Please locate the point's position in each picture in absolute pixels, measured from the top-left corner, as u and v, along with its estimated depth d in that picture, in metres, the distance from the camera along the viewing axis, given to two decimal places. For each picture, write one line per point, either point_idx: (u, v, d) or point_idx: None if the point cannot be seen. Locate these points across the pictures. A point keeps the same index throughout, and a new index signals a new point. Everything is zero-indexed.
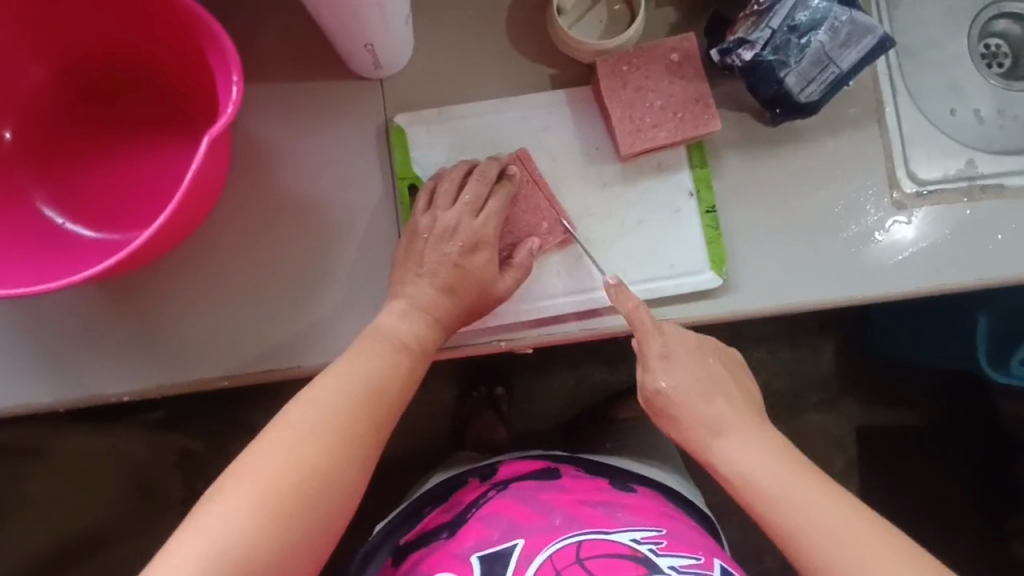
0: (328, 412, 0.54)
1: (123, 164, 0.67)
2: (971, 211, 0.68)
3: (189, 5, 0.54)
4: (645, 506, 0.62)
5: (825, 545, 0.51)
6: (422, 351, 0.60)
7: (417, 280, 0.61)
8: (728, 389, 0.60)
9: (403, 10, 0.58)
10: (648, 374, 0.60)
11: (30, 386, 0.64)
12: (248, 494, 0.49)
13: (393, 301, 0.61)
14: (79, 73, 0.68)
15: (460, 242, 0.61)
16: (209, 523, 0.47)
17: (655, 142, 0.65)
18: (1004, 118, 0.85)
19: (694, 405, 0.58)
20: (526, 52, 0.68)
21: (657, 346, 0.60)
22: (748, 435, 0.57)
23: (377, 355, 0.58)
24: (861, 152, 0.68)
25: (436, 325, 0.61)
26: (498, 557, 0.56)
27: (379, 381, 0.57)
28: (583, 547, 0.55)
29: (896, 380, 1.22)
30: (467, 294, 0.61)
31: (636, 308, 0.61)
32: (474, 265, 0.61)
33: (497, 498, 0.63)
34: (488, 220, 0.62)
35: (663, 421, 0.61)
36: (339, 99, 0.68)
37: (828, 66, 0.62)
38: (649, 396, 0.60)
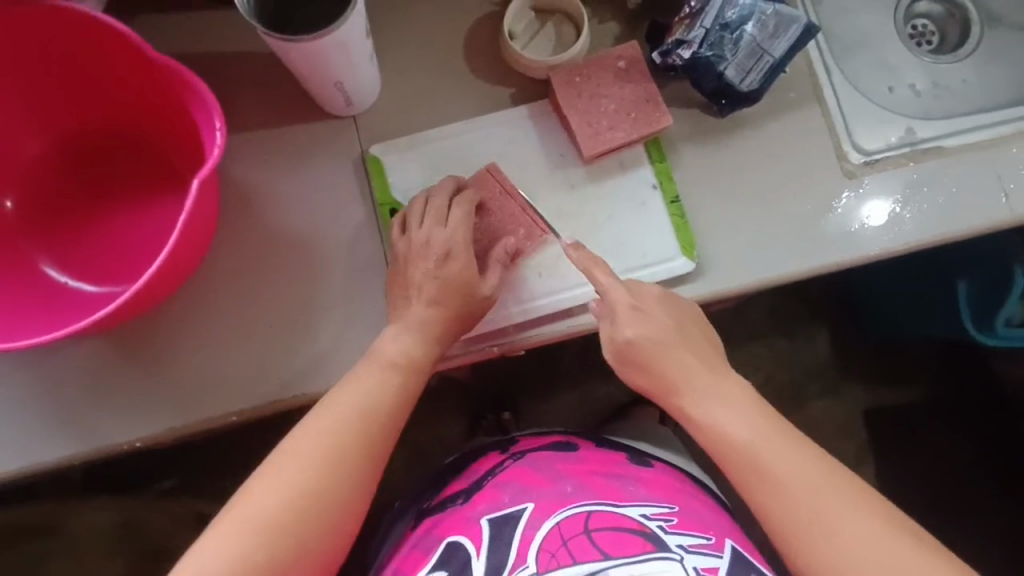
0: (320, 442, 0.57)
1: (119, 219, 0.71)
2: (917, 174, 0.73)
3: (167, 62, 0.59)
4: (660, 482, 0.64)
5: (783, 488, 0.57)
6: (414, 367, 0.63)
7: (408, 301, 0.64)
8: (696, 343, 0.64)
9: (367, 49, 0.63)
10: (617, 327, 0.63)
11: (45, 444, 0.66)
12: (246, 524, 0.52)
13: (389, 326, 0.64)
14: (71, 142, 0.72)
15: (435, 253, 0.65)
16: (210, 551, 0.51)
17: (614, 143, 0.70)
18: (939, 89, 0.91)
19: (663, 354, 0.62)
20: (485, 76, 0.74)
21: (629, 302, 0.63)
22: (716, 386, 0.62)
23: (367, 380, 0.61)
24: (807, 131, 0.73)
25: (430, 343, 0.64)
26: (507, 519, 0.59)
27: (369, 407, 0.59)
28: (591, 517, 0.57)
29: (886, 354, 1.25)
30: (454, 299, 0.64)
31: (601, 271, 0.65)
32: (455, 274, 0.64)
33: (513, 467, 0.65)
34: (458, 231, 0.66)
35: (631, 368, 0.64)
36: (316, 138, 0.72)
37: (762, 56, 0.68)
38: (618, 347, 0.64)
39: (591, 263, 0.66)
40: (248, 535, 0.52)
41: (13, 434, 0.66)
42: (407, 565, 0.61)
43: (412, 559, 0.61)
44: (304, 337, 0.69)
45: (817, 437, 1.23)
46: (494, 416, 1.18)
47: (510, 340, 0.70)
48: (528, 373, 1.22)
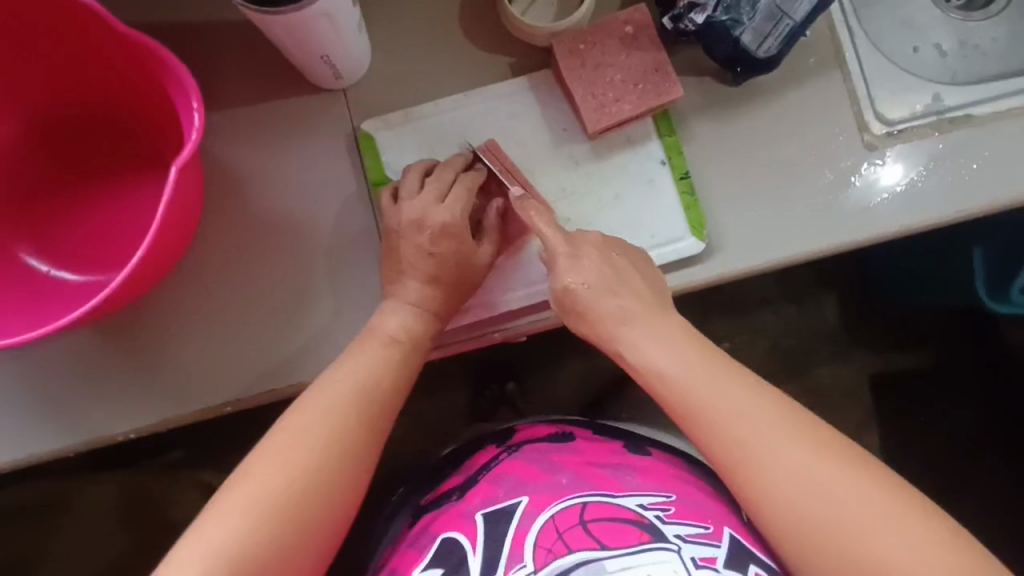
0: (325, 416, 0.53)
1: (102, 205, 0.68)
2: (943, 144, 0.68)
3: (139, 38, 0.54)
4: (657, 470, 0.63)
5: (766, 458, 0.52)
6: (413, 343, 0.60)
7: (403, 271, 0.61)
8: (638, 286, 0.60)
9: (354, 19, 0.58)
10: (556, 274, 0.60)
11: (36, 435, 0.65)
12: (252, 500, 0.48)
13: (386, 301, 0.61)
14: (44, 123, 0.68)
15: (430, 231, 0.61)
16: (212, 531, 0.47)
17: (621, 116, 0.65)
18: (967, 49, 0.85)
19: (601, 299, 0.59)
20: (483, 44, 0.69)
21: (564, 247, 0.60)
22: (658, 327, 0.58)
23: (368, 356, 0.58)
24: (826, 99, 0.69)
25: (428, 316, 0.61)
26: (502, 514, 0.58)
27: (374, 381, 0.56)
28: (588, 508, 0.56)
29: (897, 323, 1.22)
30: (450, 284, 0.62)
31: (540, 218, 0.61)
32: (449, 249, 0.61)
33: (508, 460, 0.64)
34: (457, 205, 0.62)
35: (574, 319, 0.61)
36: (304, 114, 0.68)
37: (782, 19, 0.62)
38: (559, 296, 0.60)
39: (532, 212, 0.62)
40: (252, 513, 0.48)
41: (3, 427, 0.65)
42: (402, 564, 0.60)
43: (407, 558, 0.60)
44: (297, 325, 0.67)
45: (823, 407, 1.21)
46: (498, 386, 1.18)
47: (514, 325, 0.68)
48: (531, 346, 1.20)
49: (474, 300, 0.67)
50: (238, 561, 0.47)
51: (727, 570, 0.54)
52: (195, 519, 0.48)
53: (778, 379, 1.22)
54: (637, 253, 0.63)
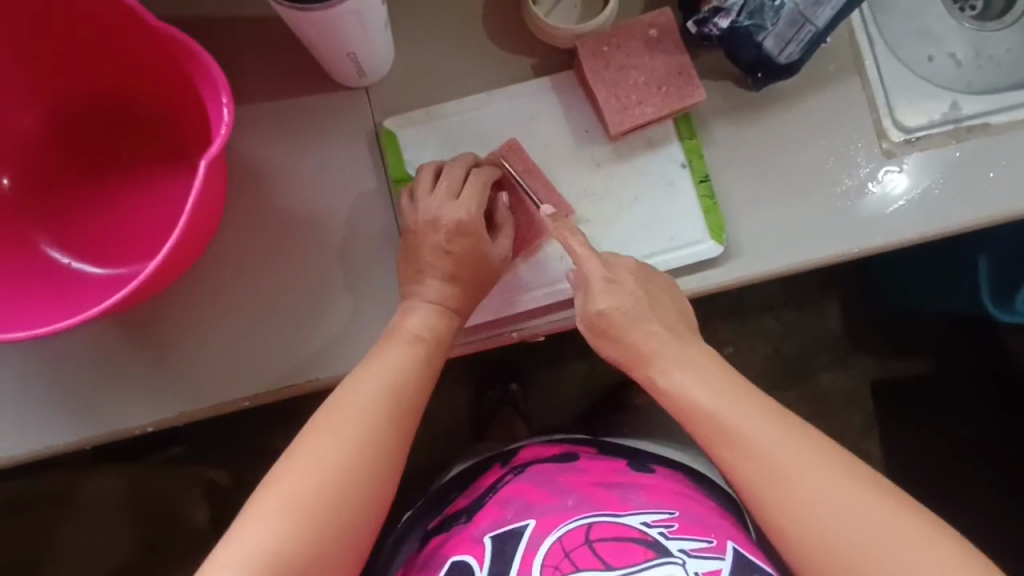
0: (354, 418, 0.53)
1: (123, 197, 0.68)
2: (959, 153, 0.69)
3: (170, 34, 0.55)
4: (662, 489, 0.63)
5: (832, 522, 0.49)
6: (437, 342, 0.60)
7: (422, 270, 0.61)
8: (665, 309, 0.60)
9: (381, 17, 0.58)
10: (590, 298, 0.60)
11: (53, 427, 0.65)
12: (287, 503, 0.48)
13: (408, 302, 0.61)
14: (67, 117, 0.69)
15: (444, 229, 0.61)
16: (250, 536, 0.47)
17: (643, 119, 0.66)
18: (981, 59, 0.86)
19: (634, 325, 0.59)
20: (506, 45, 0.69)
21: (601, 273, 0.60)
22: (690, 357, 0.57)
23: (395, 358, 0.57)
24: (845, 106, 0.69)
25: (449, 314, 0.61)
26: (511, 536, 0.58)
27: (400, 381, 0.56)
28: (594, 528, 0.56)
29: (903, 330, 1.22)
30: (470, 282, 0.62)
31: (574, 237, 0.62)
32: (468, 248, 0.61)
33: (514, 481, 0.65)
34: (471, 201, 0.62)
35: (605, 344, 0.61)
36: (326, 110, 0.68)
37: (804, 25, 0.62)
38: (589, 319, 0.60)
39: (566, 232, 0.62)
40: (286, 520, 0.48)
41: (15, 418, 0.65)
42: None
43: None
44: (313, 322, 0.67)
45: (828, 412, 1.22)
46: (502, 386, 1.18)
47: (532, 324, 0.68)
48: (539, 348, 1.20)
49: (489, 299, 0.67)
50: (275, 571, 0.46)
51: None
52: (231, 525, 0.48)
53: (781, 383, 1.22)
54: (667, 283, 0.64)
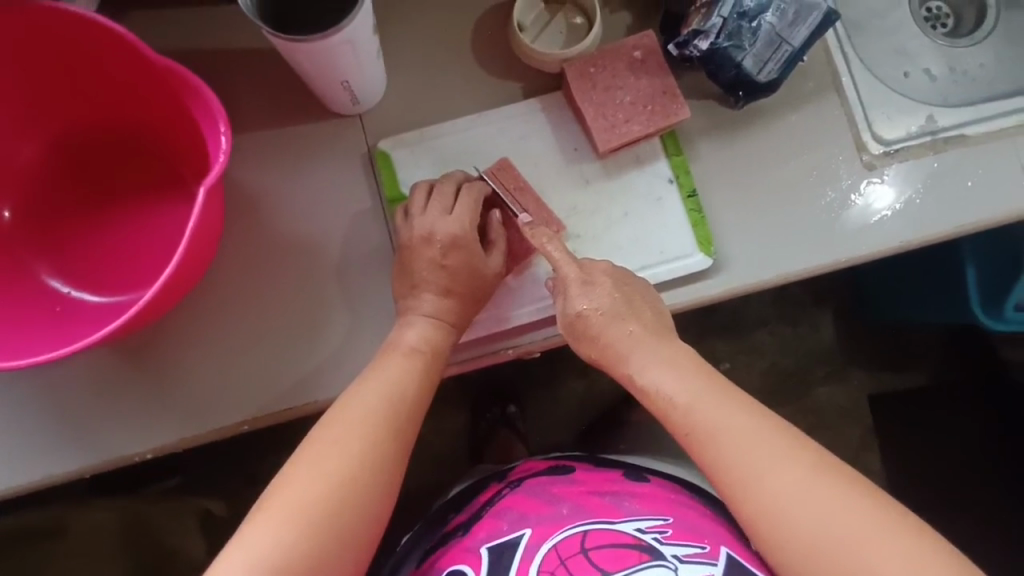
0: (354, 425, 0.54)
1: (123, 225, 0.69)
2: (938, 164, 0.71)
3: (169, 65, 0.56)
4: (655, 495, 0.63)
5: (808, 525, 0.50)
6: (434, 356, 0.61)
7: (417, 285, 0.62)
8: (638, 305, 0.62)
9: (374, 47, 0.60)
10: (569, 299, 0.62)
11: (52, 457, 0.65)
12: (291, 510, 0.49)
13: (404, 317, 0.62)
14: (67, 149, 0.70)
15: (439, 244, 0.62)
16: (257, 541, 0.47)
17: (630, 136, 0.68)
18: (955, 74, 0.89)
19: (611, 325, 0.60)
20: (495, 70, 0.72)
21: (575, 274, 0.62)
22: (664, 354, 0.59)
23: (393, 368, 0.58)
24: (825, 121, 0.72)
25: (444, 328, 0.62)
26: (506, 547, 0.59)
27: (400, 390, 0.57)
28: (588, 536, 0.58)
29: (896, 341, 1.24)
30: (465, 295, 0.63)
31: (552, 245, 0.63)
32: (461, 262, 0.63)
33: (510, 494, 0.65)
34: (465, 216, 0.63)
35: (585, 343, 0.62)
36: (321, 137, 0.70)
37: (781, 45, 0.66)
38: (571, 321, 0.62)
39: (544, 239, 0.64)
40: (289, 535, 0.48)
41: (13, 450, 0.65)
42: None
43: None
44: (310, 346, 0.67)
45: (825, 425, 1.22)
46: (500, 408, 1.17)
47: (528, 340, 0.69)
48: (537, 369, 1.21)
49: (483, 315, 0.68)
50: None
51: None
52: (235, 533, 0.48)
53: (778, 397, 1.23)
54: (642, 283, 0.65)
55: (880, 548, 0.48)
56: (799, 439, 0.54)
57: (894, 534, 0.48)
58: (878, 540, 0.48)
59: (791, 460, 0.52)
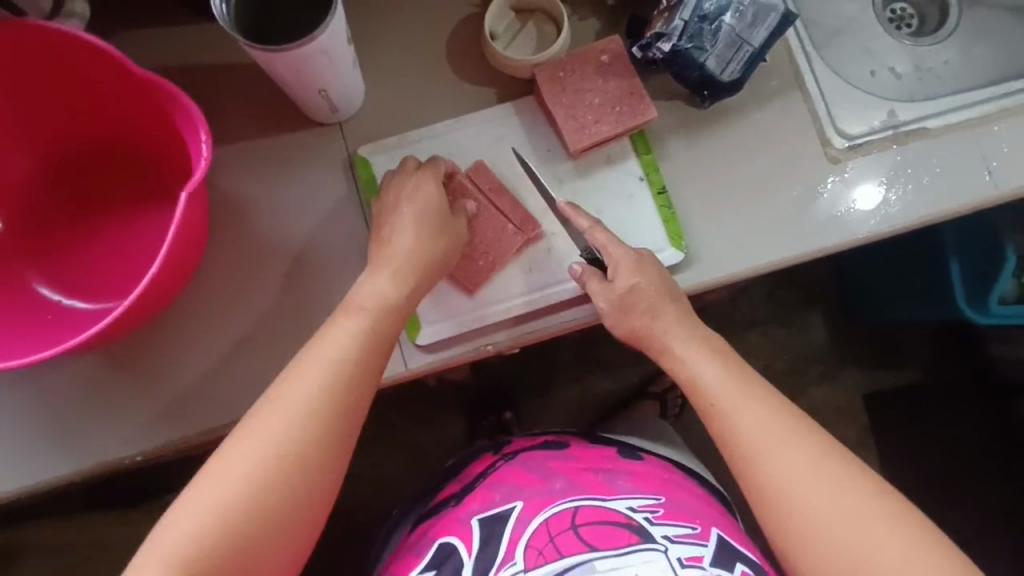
0: (299, 397, 0.56)
1: (112, 234, 0.71)
2: (900, 156, 0.73)
3: (151, 77, 0.59)
4: (649, 475, 0.65)
5: (811, 495, 0.55)
6: (388, 318, 0.62)
7: (387, 243, 0.64)
8: (677, 292, 0.66)
9: (348, 56, 0.63)
10: (619, 272, 0.65)
11: (44, 462, 0.67)
12: (236, 479, 0.53)
13: (368, 273, 0.63)
14: (58, 163, 0.73)
15: (410, 201, 0.65)
16: (202, 503, 0.52)
17: (599, 136, 0.70)
18: (920, 71, 0.92)
19: (659, 300, 0.65)
20: (469, 77, 0.74)
21: (630, 258, 0.65)
22: (699, 334, 0.64)
23: (346, 334, 0.60)
24: (790, 118, 0.74)
25: (405, 284, 0.63)
26: (498, 518, 0.60)
27: (347, 356, 0.59)
28: (579, 512, 0.59)
29: (882, 337, 1.25)
30: (428, 246, 0.64)
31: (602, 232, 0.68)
32: (423, 208, 0.65)
33: (504, 467, 0.66)
34: (428, 179, 0.66)
35: (627, 317, 0.65)
36: (303, 145, 0.73)
37: (742, 46, 0.68)
38: (621, 296, 0.65)
39: (593, 225, 0.68)
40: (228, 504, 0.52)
41: (7, 456, 0.66)
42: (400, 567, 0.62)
43: (404, 561, 0.62)
44: (298, 347, 0.69)
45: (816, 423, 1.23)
46: (495, 416, 1.18)
47: (509, 336, 0.70)
48: (529, 374, 1.23)
49: (463, 313, 0.70)
50: (209, 548, 0.51)
51: (714, 569, 0.56)
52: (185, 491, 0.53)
53: None
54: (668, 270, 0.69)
55: (870, 521, 0.53)
56: (809, 422, 0.59)
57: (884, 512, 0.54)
58: (868, 515, 0.54)
59: (802, 438, 0.58)
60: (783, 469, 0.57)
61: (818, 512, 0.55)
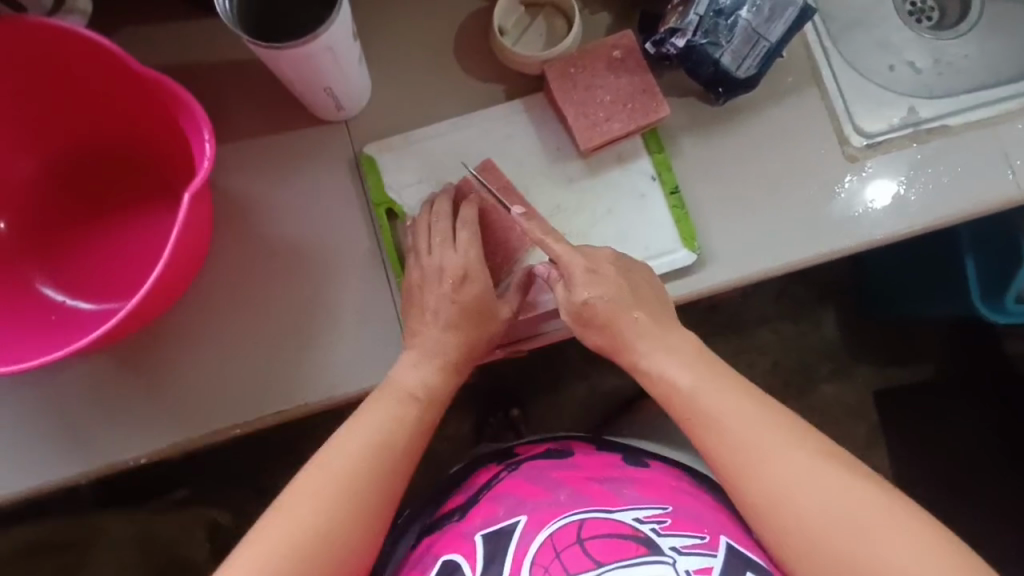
0: (344, 472, 0.56)
1: (116, 234, 0.71)
2: (921, 155, 0.71)
3: (155, 76, 0.58)
4: (656, 482, 0.64)
5: (809, 509, 0.53)
6: (433, 402, 0.62)
7: (424, 324, 0.63)
8: (644, 294, 0.63)
9: (354, 53, 0.62)
10: (572, 289, 0.62)
11: (48, 464, 0.66)
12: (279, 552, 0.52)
13: (405, 352, 0.63)
14: (62, 162, 0.72)
15: (449, 279, 0.63)
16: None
17: (611, 134, 0.69)
18: (940, 66, 0.89)
19: (617, 311, 0.61)
20: (477, 73, 0.73)
21: (581, 263, 0.62)
22: (669, 341, 0.61)
23: (390, 408, 0.60)
24: (807, 115, 0.72)
25: (448, 371, 0.63)
26: (501, 534, 0.59)
27: (393, 433, 0.59)
28: (585, 526, 0.58)
29: (896, 336, 1.23)
30: (470, 328, 0.63)
31: (552, 240, 0.64)
32: (471, 296, 0.63)
33: (508, 478, 0.65)
34: (470, 250, 0.64)
35: (590, 331, 0.63)
36: (309, 143, 0.71)
37: (759, 41, 0.66)
38: (575, 310, 0.62)
39: (541, 234, 0.64)
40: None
41: (12, 457, 0.66)
42: None
43: None
44: (303, 349, 0.68)
45: (829, 422, 1.22)
46: (503, 413, 1.17)
47: (519, 339, 0.69)
48: (538, 372, 1.21)
49: None
50: None
51: None
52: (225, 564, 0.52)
53: (780, 395, 1.22)
54: (643, 270, 0.65)
55: (877, 529, 0.51)
56: (798, 425, 0.57)
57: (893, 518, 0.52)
58: (876, 523, 0.51)
59: (789, 447, 0.55)
60: (775, 483, 0.54)
61: (818, 524, 0.53)
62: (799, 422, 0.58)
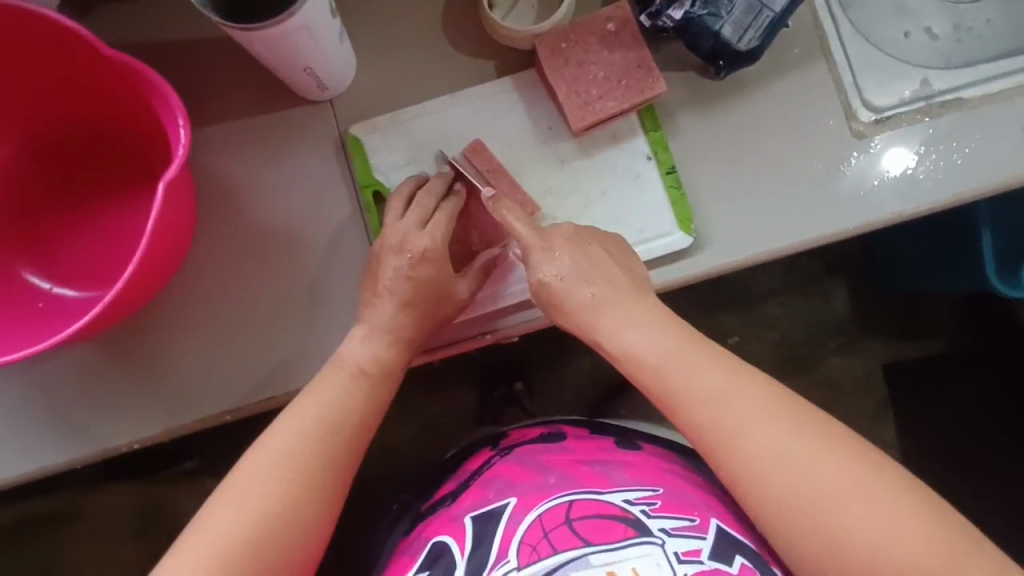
0: (286, 449, 0.55)
1: (101, 219, 0.70)
2: (933, 130, 0.68)
3: (127, 60, 0.56)
4: (647, 465, 0.63)
5: (777, 482, 0.52)
6: (383, 374, 0.61)
7: (372, 292, 0.63)
8: (607, 265, 0.61)
9: (333, 32, 0.59)
10: (533, 267, 0.61)
11: (42, 449, 0.67)
12: (224, 533, 0.51)
13: (356, 326, 0.62)
14: (44, 146, 0.71)
15: (409, 254, 0.61)
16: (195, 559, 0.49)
17: (604, 112, 0.66)
18: (959, 32, 0.84)
19: (574, 287, 0.60)
20: (466, 49, 0.70)
21: (537, 243, 0.62)
22: (632, 312, 0.59)
23: (335, 380, 0.59)
24: (812, 89, 0.69)
25: (399, 345, 0.62)
26: (491, 515, 0.59)
27: (334, 412, 0.58)
28: (574, 506, 0.57)
29: (906, 311, 1.20)
30: (424, 304, 0.62)
31: (514, 217, 0.63)
32: (423, 272, 0.62)
33: (500, 463, 0.65)
34: (438, 228, 0.63)
35: (555, 310, 0.62)
36: (292, 125, 0.69)
37: (761, 11, 0.64)
38: (535, 289, 0.62)
39: (503, 210, 0.63)
40: (213, 556, 0.49)
41: (6, 443, 0.67)
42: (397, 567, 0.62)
43: (400, 563, 0.62)
44: (290, 335, 0.68)
45: (834, 398, 1.20)
46: (505, 387, 1.17)
47: (503, 326, 0.68)
48: (540, 348, 1.21)
49: None
50: None
51: (712, 563, 0.54)
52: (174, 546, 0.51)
53: (785, 371, 1.20)
54: (613, 241, 0.63)
55: (852, 510, 0.50)
56: (777, 392, 0.55)
57: (873, 495, 0.50)
58: (851, 502, 0.50)
59: (762, 420, 0.54)
60: (744, 458, 0.53)
61: (790, 500, 0.52)
62: (785, 392, 0.56)
